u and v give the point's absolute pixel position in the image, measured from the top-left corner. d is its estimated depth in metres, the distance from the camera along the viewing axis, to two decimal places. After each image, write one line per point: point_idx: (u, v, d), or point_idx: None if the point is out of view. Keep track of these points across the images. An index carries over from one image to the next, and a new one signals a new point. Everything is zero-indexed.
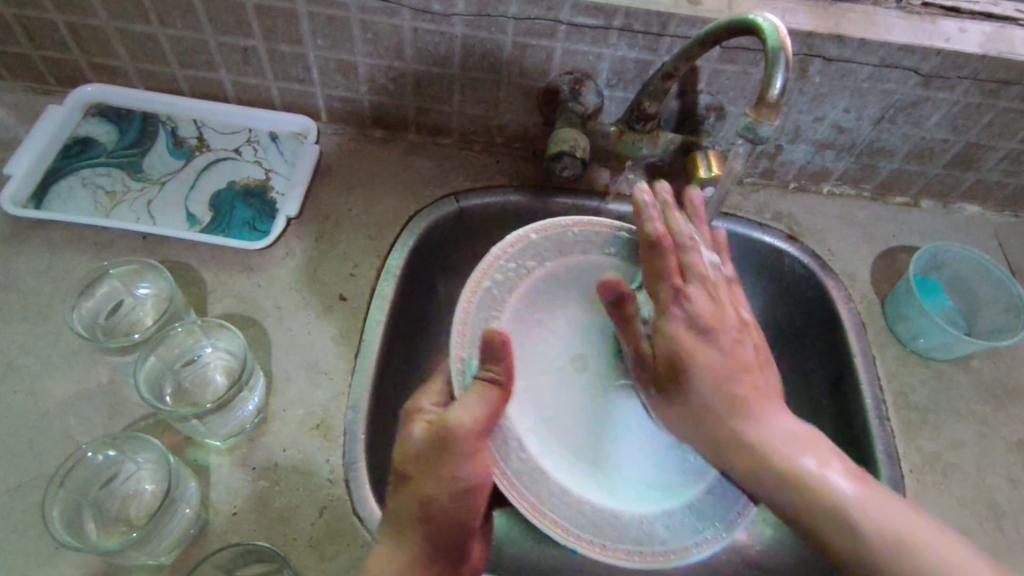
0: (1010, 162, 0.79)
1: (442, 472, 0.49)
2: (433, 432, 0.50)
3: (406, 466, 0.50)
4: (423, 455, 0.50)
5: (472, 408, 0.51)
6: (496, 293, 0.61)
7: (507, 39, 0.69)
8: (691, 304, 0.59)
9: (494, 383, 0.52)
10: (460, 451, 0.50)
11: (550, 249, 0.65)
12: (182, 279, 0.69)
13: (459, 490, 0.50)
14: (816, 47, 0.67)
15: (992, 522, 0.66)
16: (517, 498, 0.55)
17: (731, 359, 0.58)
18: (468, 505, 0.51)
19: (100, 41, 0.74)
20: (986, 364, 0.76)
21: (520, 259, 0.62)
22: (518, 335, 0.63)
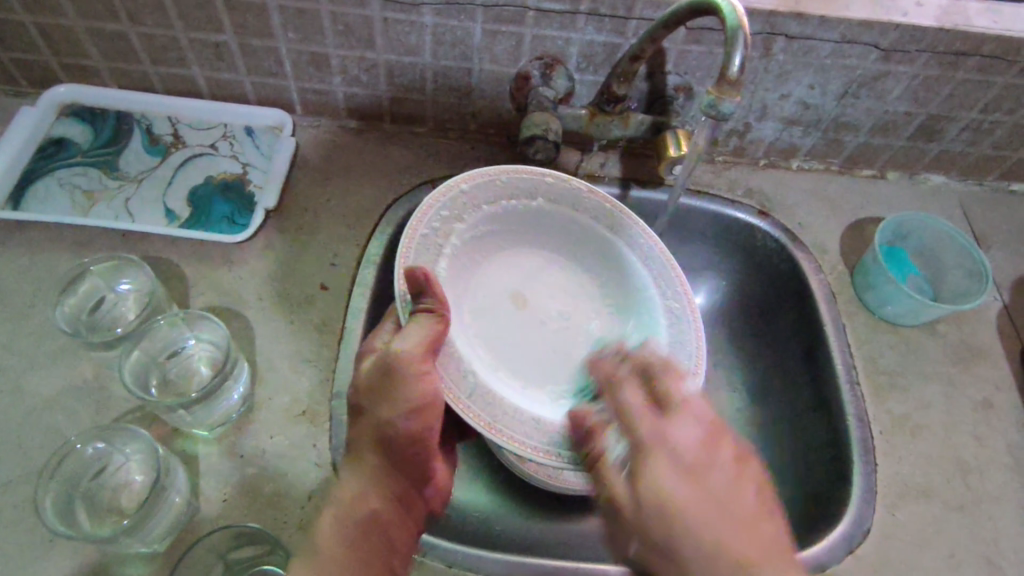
0: (971, 132, 0.81)
1: (388, 400, 0.54)
2: (381, 362, 0.54)
3: (359, 397, 0.56)
4: (377, 384, 0.55)
5: (415, 335, 0.54)
6: (432, 233, 0.63)
7: (476, 27, 0.70)
8: (665, 381, 0.51)
9: (432, 310, 0.55)
10: (403, 378, 0.53)
11: (481, 196, 0.67)
12: (164, 274, 0.70)
13: (405, 414, 0.54)
14: (778, 26, 0.69)
15: (960, 478, 0.69)
16: (470, 415, 0.55)
17: (692, 441, 0.47)
18: (415, 428, 0.55)
19: (70, 40, 0.74)
20: (952, 328, 0.78)
21: (451, 208, 0.65)
22: (453, 273, 0.65)
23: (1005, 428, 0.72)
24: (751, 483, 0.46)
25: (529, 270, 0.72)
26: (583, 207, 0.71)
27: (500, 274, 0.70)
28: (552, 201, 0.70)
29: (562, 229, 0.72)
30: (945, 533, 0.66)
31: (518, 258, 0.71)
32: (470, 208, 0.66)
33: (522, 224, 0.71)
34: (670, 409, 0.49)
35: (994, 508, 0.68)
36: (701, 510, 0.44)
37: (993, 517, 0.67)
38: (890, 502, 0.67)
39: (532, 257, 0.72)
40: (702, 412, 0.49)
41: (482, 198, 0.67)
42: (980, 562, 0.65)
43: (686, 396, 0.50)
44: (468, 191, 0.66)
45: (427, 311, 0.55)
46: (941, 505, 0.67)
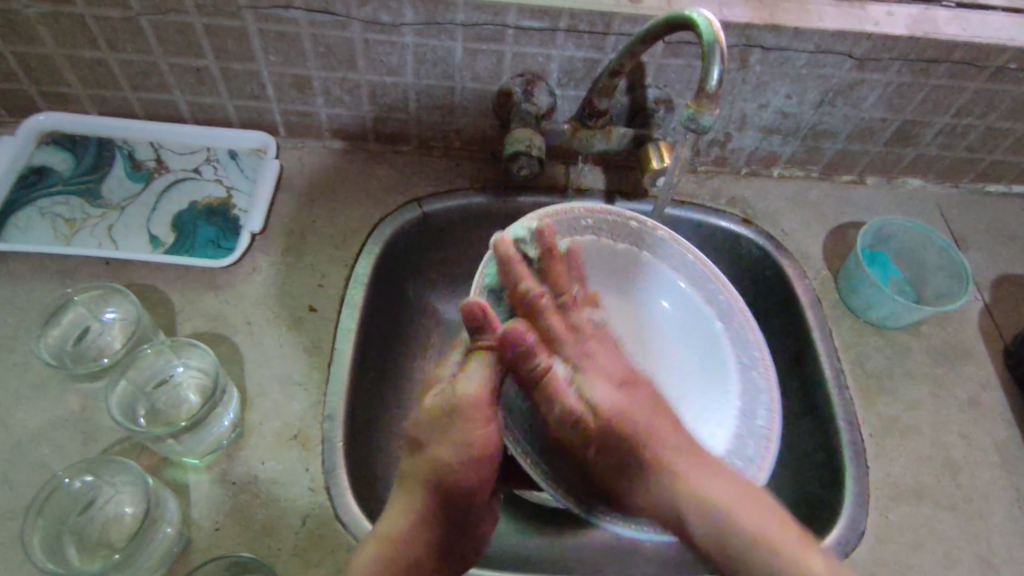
0: (946, 136, 0.83)
1: (450, 439, 0.53)
2: (444, 398, 0.54)
3: (417, 433, 0.55)
4: (435, 425, 0.54)
5: (477, 377, 0.55)
6: (509, 278, 0.68)
7: (457, 46, 0.71)
8: (599, 354, 0.61)
9: (496, 351, 0.57)
10: (466, 418, 0.53)
11: (560, 230, 0.72)
12: (150, 301, 0.69)
13: (464, 458, 0.52)
14: (754, 38, 0.70)
15: (950, 477, 0.70)
16: (528, 465, 0.61)
17: (619, 369, 0.60)
18: (473, 475, 0.53)
19: (50, 68, 0.74)
20: (935, 329, 0.79)
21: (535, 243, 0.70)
22: None
23: (992, 426, 0.73)
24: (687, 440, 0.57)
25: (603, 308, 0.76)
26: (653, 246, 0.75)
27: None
28: (618, 242, 0.75)
29: (635, 269, 0.76)
30: (938, 533, 0.66)
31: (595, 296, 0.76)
32: (552, 243, 0.71)
33: (604, 262, 0.76)
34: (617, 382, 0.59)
35: (985, 506, 0.68)
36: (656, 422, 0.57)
37: (984, 515, 0.68)
38: (883, 504, 0.67)
39: (610, 296, 0.76)
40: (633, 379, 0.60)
41: (565, 232, 0.72)
42: (974, 560, 0.65)
43: (605, 363, 0.60)
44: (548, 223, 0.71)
45: (484, 350, 0.57)
46: (933, 506, 0.68)
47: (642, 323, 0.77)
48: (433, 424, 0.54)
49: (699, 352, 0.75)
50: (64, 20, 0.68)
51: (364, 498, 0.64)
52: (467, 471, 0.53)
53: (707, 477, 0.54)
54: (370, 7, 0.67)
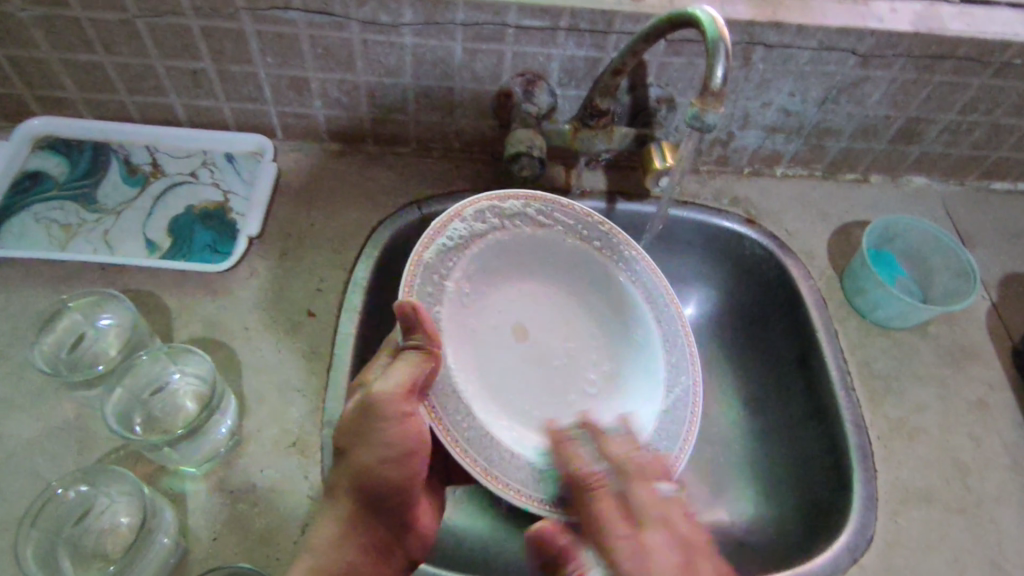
0: (950, 133, 0.82)
1: (370, 444, 0.53)
2: (363, 401, 0.54)
3: (342, 438, 0.54)
4: (353, 427, 0.54)
5: (400, 374, 0.54)
6: (441, 261, 0.66)
7: (456, 46, 0.70)
8: (615, 478, 0.54)
9: (421, 347, 0.56)
10: (384, 418, 0.53)
11: (492, 216, 0.70)
12: (146, 307, 0.68)
13: (384, 461, 0.53)
14: (757, 36, 0.69)
15: (959, 479, 0.69)
16: (470, 464, 0.58)
17: (668, 546, 0.48)
18: (401, 473, 0.53)
19: (43, 71, 0.73)
20: (942, 328, 0.78)
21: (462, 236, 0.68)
22: (456, 309, 0.67)
23: (1002, 426, 0.72)
24: (707, 545, 0.50)
25: (529, 300, 0.74)
26: (581, 232, 0.73)
27: (503, 304, 0.73)
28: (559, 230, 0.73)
29: (560, 257, 0.74)
30: (948, 536, 0.65)
31: (521, 288, 0.74)
32: (484, 230, 0.69)
33: (529, 253, 0.73)
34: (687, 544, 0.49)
35: (996, 509, 0.67)
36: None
37: (995, 518, 0.67)
38: (892, 507, 0.66)
39: (538, 286, 0.75)
40: (670, 509, 0.51)
41: (498, 219, 0.70)
42: (986, 563, 0.64)
43: (641, 501, 0.51)
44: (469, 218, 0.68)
45: (415, 348, 0.56)
46: (943, 509, 0.67)
47: (570, 313, 0.75)
48: (355, 424, 0.54)
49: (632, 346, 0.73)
50: (58, 22, 0.67)
51: None
52: (391, 471, 0.53)
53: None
54: (368, 7, 0.66)
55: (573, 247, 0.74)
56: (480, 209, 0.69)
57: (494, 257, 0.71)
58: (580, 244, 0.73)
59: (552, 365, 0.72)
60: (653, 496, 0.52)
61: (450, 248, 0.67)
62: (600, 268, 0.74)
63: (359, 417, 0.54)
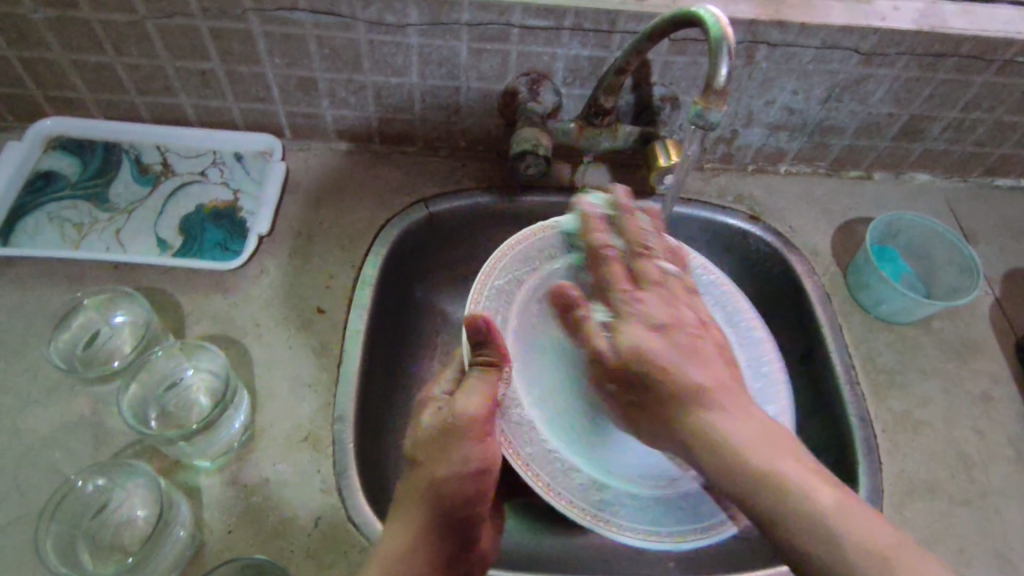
0: (953, 130, 0.83)
1: (446, 457, 0.52)
2: (442, 417, 0.54)
3: (415, 452, 0.54)
4: (434, 442, 0.53)
5: (478, 394, 0.54)
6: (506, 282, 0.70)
7: (462, 46, 0.71)
8: (643, 297, 0.54)
9: (494, 362, 0.57)
10: (464, 434, 0.53)
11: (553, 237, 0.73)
12: (159, 305, 0.69)
13: (462, 475, 0.52)
14: (760, 34, 0.70)
15: (963, 473, 0.69)
16: (531, 478, 0.60)
17: (665, 314, 0.52)
18: (474, 487, 0.52)
19: (56, 73, 0.74)
20: (946, 324, 0.79)
21: (520, 262, 0.71)
22: (521, 335, 0.69)
23: (1006, 421, 0.73)
24: (731, 374, 0.50)
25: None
26: None
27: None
28: None
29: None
30: (952, 529, 0.66)
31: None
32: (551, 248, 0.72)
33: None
34: (686, 347, 0.50)
35: (1000, 502, 0.68)
36: (763, 433, 0.45)
37: (999, 511, 0.67)
38: (896, 501, 0.67)
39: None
40: (678, 322, 0.52)
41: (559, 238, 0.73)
42: (989, 555, 0.65)
43: (649, 307, 0.53)
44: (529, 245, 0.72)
45: (482, 365, 0.56)
46: (947, 502, 0.67)
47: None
48: (435, 441, 0.53)
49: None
50: (70, 25, 0.68)
51: (375, 499, 0.64)
52: (466, 485, 0.52)
53: (787, 461, 0.43)
54: (375, 8, 0.67)
55: None
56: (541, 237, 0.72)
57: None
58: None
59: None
60: (663, 303, 0.53)
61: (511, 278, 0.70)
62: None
63: (438, 435, 0.53)
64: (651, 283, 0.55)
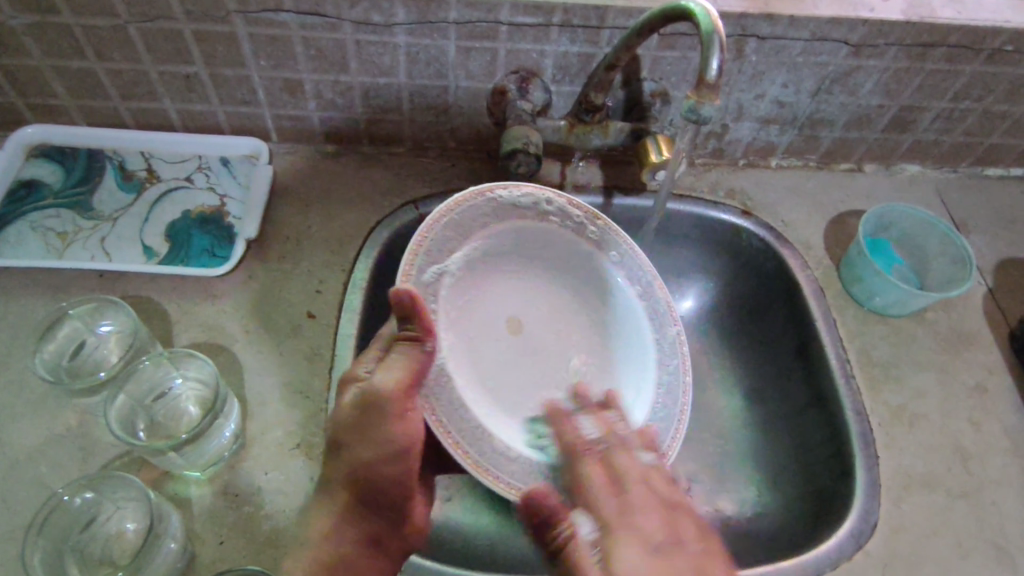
0: (943, 121, 0.83)
1: (372, 439, 0.54)
2: (363, 396, 0.54)
3: (337, 433, 0.55)
4: (354, 421, 0.54)
5: (397, 369, 0.54)
6: (440, 238, 0.65)
7: (450, 44, 0.71)
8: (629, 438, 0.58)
9: (416, 340, 0.55)
10: (385, 412, 0.54)
11: (489, 212, 0.68)
12: (145, 313, 0.68)
13: (389, 454, 0.54)
14: (749, 28, 0.70)
15: (960, 464, 0.69)
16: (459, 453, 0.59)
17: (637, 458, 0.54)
18: (400, 469, 0.55)
19: (35, 80, 0.72)
20: (940, 315, 0.79)
21: (452, 229, 0.65)
22: (453, 294, 0.67)
23: (1001, 411, 0.73)
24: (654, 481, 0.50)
25: (520, 291, 0.73)
26: (583, 229, 0.72)
27: (495, 297, 0.71)
28: (561, 225, 0.71)
29: (553, 248, 0.73)
30: (951, 521, 0.66)
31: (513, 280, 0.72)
32: (485, 219, 0.68)
33: (526, 245, 0.72)
34: (652, 525, 0.45)
35: (998, 493, 0.68)
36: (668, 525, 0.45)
37: (997, 502, 0.67)
38: (895, 494, 0.66)
39: (529, 279, 0.73)
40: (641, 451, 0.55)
41: (495, 213, 0.68)
42: (988, 547, 0.65)
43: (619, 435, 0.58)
44: (464, 210, 0.66)
45: (407, 341, 0.56)
46: (946, 494, 0.67)
47: (573, 307, 0.75)
48: (355, 423, 0.55)
49: (628, 343, 0.73)
50: (50, 30, 0.67)
51: None
52: (389, 466, 0.55)
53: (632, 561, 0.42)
54: (361, 7, 0.67)
55: (569, 241, 0.72)
56: (471, 203, 0.67)
57: (486, 248, 0.69)
58: (571, 234, 0.72)
59: (546, 353, 0.72)
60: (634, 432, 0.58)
61: (448, 236, 0.65)
62: (593, 259, 0.73)
63: (356, 416, 0.54)
64: (619, 463, 0.52)
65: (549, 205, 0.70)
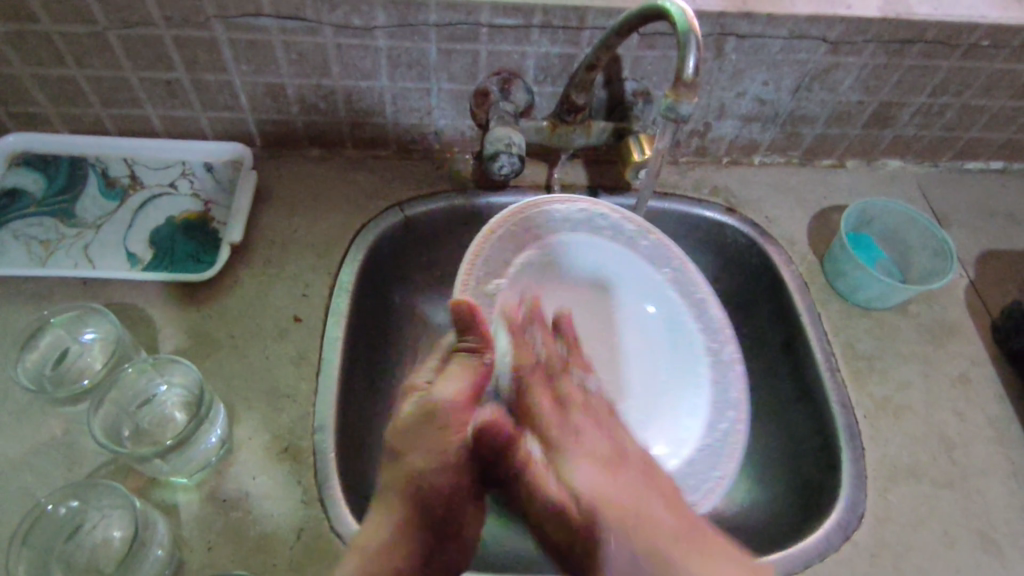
0: (921, 117, 0.84)
1: (437, 451, 0.49)
2: (425, 406, 0.50)
3: (402, 452, 0.49)
4: (415, 434, 0.50)
5: (456, 379, 0.51)
6: (493, 258, 0.66)
7: (431, 47, 0.71)
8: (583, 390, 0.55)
9: (476, 352, 0.53)
10: (449, 423, 0.50)
11: (539, 226, 0.70)
12: (130, 320, 0.68)
13: (454, 469, 0.49)
14: (728, 26, 0.71)
15: (944, 455, 0.70)
16: None
17: (579, 397, 0.53)
18: (466, 486, 0.49)
19: (15, 88, 0.72)
20: (924, 308, 0.79)
21: (506, 245, 0.68)
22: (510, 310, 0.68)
23: (984, 402, 0.73)
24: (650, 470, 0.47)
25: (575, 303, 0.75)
26: (632, 244, 0.75)
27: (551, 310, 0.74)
28: (611, 237, 0.74)
29: (607, 264, 0.75)
30: (936, 510, 0.66)
31: (570, 291, 0.75)
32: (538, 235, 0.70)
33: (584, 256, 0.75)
34: (618, 478, 0.45)
35: (982, 482, 0.68)
36: (652, 481, 0.45)
37: (982, 491, 0.68)
38: (880, 486, 0.67)
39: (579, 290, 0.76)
40: (591, 408, 0.52)
41: (544, 227, 0.71)
42: (973, 536, 0.65)
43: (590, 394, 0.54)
44: (519, 221, 0.69)
45: (469, 351, 0.53)
46: (930, 484, 0.68)
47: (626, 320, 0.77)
48: (416, 432, 0.50)
49: (677, 354, 0.75)
50: (30, 38, 0.67)
51: (361, 509, 0.62)
52: (455, 483, 0.49)
53: (710, 559, 0.39)
54: (341, 11, 0.67)
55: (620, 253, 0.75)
56: (522, 219, 0.69)
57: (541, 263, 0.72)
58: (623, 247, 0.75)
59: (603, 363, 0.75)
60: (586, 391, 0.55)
61: (504, 254, 0.67)
62: (645, 272, 0.75)
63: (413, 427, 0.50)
64: (578, 405, 0.52)
65: (602, 222, 0.73)
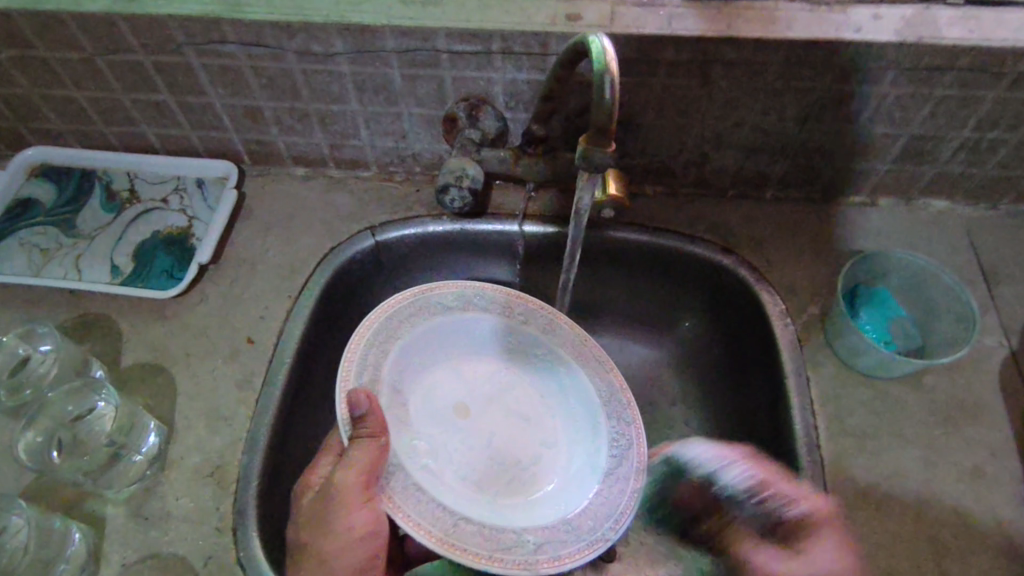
0: (968, 153, 0.71)
1: (326, 532, 0.54)
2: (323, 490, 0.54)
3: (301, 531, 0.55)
4: (314, 517, 0.55)
5: (352, 467, 0.52)
6: (387, 325, 0.64)
7: (394, 72, 0.69)
8: None
9: (371, 438, 0.53)
10: (343, 506, 0.54)
11: (416, 307, 0.66)
12: (100, 331, 0.72)
13: (349, 543, 0.55)
14: (711, 52, 0.63)
15: (933, 562, 0.59)
16: (414, 527, 0.51)
17: None
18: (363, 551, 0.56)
19: (28, 106, 0.78)
20: (941, 381, 0.68)
21: (401, 318, 0.65)
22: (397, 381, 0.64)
23: (998, 503, 0.62)
24: None
25: (468, 377, 0.70)
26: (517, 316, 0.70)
27: (441, 385, 0.69)
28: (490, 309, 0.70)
29: (488, 332, 0.70)
30: None
31: (460, 364, 0.70)
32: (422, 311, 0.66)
33: (463, 333, 0.70)
34: None
35: None
36: None
37: None
38: None
39: (468, 364, 0.71)
40: None
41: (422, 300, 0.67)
42: None
43: None
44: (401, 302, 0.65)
45: (364, 437, 0.53)
46: None
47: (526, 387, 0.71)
48: (314, 514, 0.55)
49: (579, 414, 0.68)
50: (32, 63, 0.72)
51: (276, 539, 0.63)
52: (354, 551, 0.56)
53: None
54: (299, 38, 0.66)
55: (504, 324, 0.70)
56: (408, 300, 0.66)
57: (430, 335, 0.67)
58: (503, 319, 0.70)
59: (497, 437, 0.68)
60: None
61: (396, 323, 0.64)
62: (531, 338, 0.70)
63: (316, 507, 0.55)
64: None
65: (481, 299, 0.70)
